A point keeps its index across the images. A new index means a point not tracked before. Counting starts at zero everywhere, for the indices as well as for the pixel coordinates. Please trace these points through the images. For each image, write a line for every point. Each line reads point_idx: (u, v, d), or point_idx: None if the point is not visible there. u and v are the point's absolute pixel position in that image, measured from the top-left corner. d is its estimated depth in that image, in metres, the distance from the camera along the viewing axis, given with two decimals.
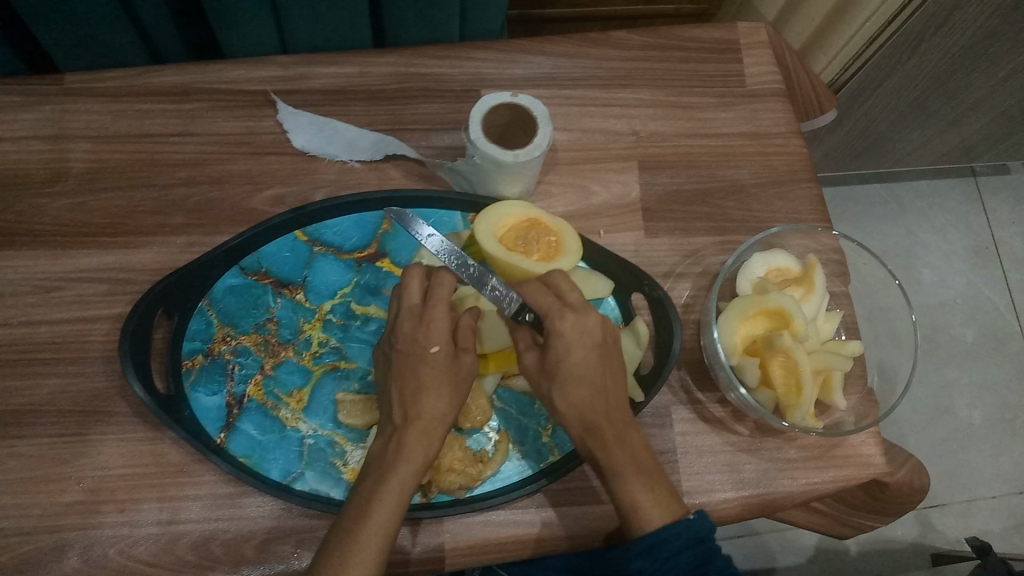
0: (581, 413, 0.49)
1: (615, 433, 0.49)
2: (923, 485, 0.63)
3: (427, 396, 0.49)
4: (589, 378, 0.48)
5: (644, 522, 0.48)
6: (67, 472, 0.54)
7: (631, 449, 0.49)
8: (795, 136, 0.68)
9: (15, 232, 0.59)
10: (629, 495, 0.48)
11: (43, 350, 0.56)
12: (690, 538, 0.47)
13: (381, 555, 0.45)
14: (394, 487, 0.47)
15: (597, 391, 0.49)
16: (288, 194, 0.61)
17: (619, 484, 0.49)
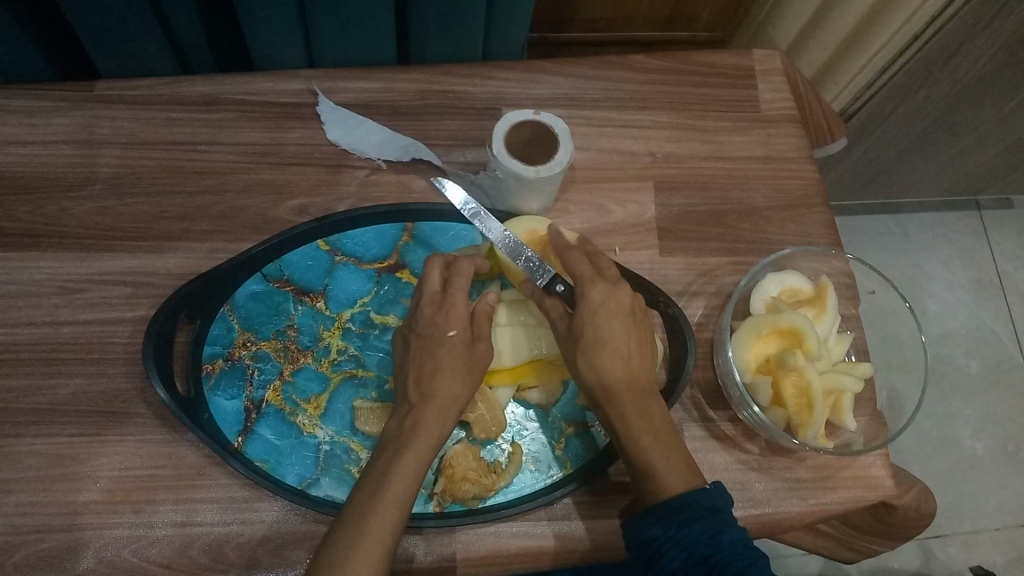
0: (604, 380, 0.52)
1: (634, 400, 0.52)
2: (929, 509, 0.63)
3: (442, 376, 0.52)
4: (613, 343, 0.52)
5: (660, 486, 0.50)
6: (85, 471, 0.54)
7: (648, 417, 0.52)
8: (808, 161, 0.69)
9: (42, 233, 0.60)
10: (646, 462, 0.51)
11: (66, 351, 0.57)
12: (703, 508, 0.48)
13: (398, 522, 0.47)
14: (405, 474, 0.49)
15: (621, 358, 0.52)
16: (312, 205, 0.63)
17: (639, 450, 0.51)
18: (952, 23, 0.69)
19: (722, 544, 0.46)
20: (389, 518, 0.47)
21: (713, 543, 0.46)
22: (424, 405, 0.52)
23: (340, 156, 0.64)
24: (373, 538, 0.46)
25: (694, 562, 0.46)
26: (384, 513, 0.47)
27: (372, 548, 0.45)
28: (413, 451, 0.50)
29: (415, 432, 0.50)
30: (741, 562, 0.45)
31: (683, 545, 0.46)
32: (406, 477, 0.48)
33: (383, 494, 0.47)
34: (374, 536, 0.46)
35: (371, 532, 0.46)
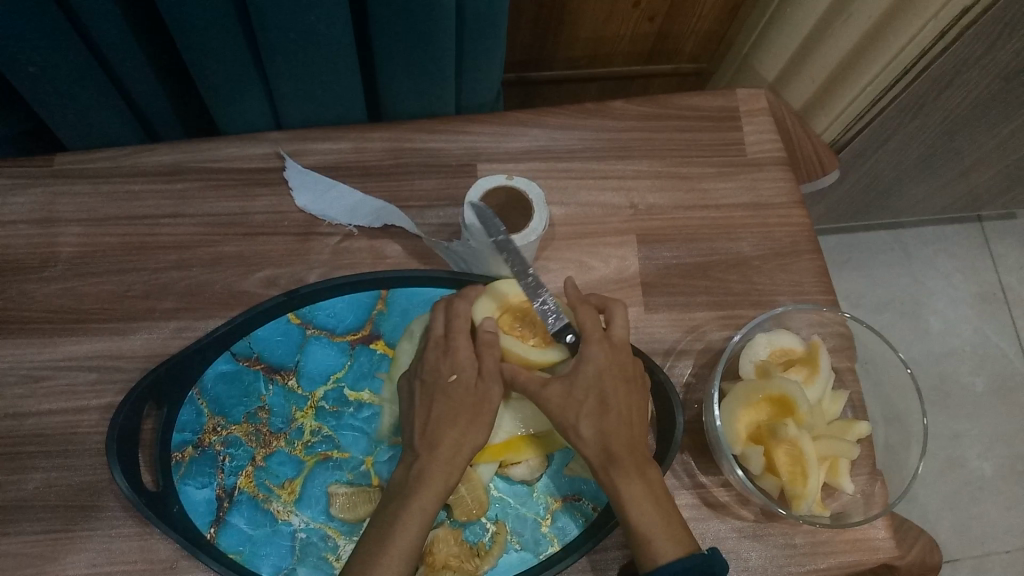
0: (607, 441, 0.51)
1: (635, 463, 0.51)
2: (935, 563, 0.60)
3: (446, 427, 0.51)
4: (617, 409, 0.51)
5: (656, 552, 0.49)
6: (54, 571, 0.52)
7: (649, 481, 0.51)
8: (797, 206, 0.67)
9: (4, 320, 0.58)
10: (644, 526, 0.50)
11: (31, 443, 0.55)
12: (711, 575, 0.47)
13: None
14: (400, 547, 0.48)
15: (624, 421, 0.52)
16: (282, 276, 0.60)
17: (639, 516, 0.50)
18: (944, 56, 0.66)
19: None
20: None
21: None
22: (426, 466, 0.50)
23: (310, 223, 0.62)
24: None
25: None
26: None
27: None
28: (404, 522, 0.48)
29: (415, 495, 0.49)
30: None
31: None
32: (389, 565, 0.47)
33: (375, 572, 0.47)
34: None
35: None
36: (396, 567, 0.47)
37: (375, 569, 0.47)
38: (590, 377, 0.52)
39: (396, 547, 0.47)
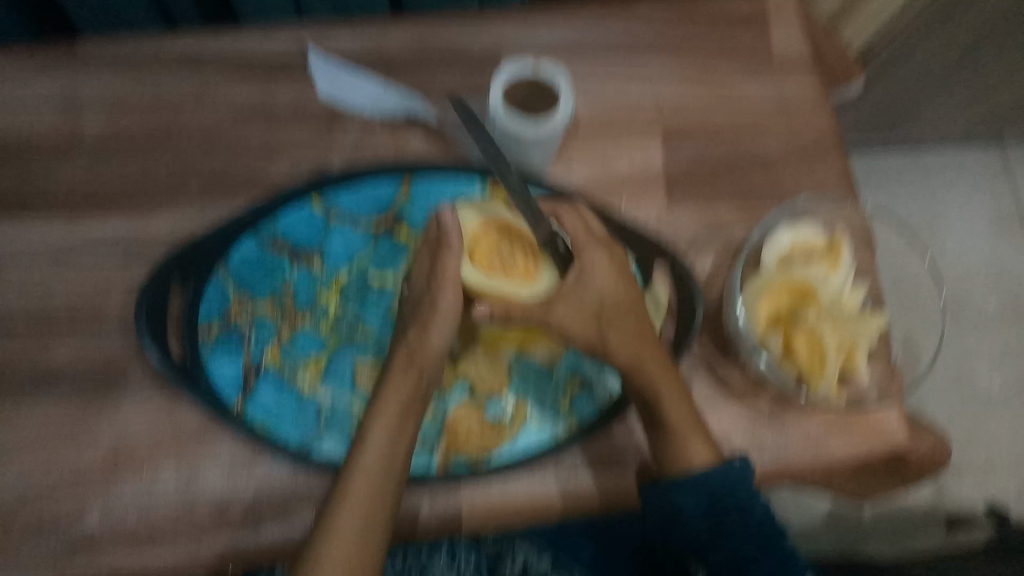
0: (631, 352, 0.52)
1: (664, 372, 0.52)
2: (943, 458, 0.62)
3: (429, 334, 0.51)
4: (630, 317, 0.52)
5: (688, 454, 0.51)
6: (85, 435, 0.54)
7: (677, 386, 0.53)
8: (823, 105, 0.67)
9: (30, 198, 0.58)
10: (676, 431, 0.52)
11: (60, 315, 0.56)
12: (738, 480, 0.51)
13: (374, 493, 0.48)
14: (365, 475, 0.48)
15: (641, 330, 0.52)
16: (306, 160, 0.61)
17: (673, 422, 0.52)
18: None
19: (748, 516, 0.51)
20: (357, 520, 0.48)
21: (740, 514, 0.51)
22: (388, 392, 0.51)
23: (332, 110, 0.62)
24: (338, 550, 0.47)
25: (723, 530, 0.51)
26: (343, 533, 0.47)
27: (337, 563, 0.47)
28: (380, 423, 0.50)
29: (372, 429, 0.50)
30: (763, 535, 0.51)
31: (714, 516, 0.51)
32: (366, 467, 0.49)
33: (345, 502, 0.48)
34: (340, 546, 0.47)
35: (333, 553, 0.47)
36: (377, 475, 0.49)
37: (355, 470, 0.49)
38: (596, 288, 0.51)
39: (370, 455, 0.49)
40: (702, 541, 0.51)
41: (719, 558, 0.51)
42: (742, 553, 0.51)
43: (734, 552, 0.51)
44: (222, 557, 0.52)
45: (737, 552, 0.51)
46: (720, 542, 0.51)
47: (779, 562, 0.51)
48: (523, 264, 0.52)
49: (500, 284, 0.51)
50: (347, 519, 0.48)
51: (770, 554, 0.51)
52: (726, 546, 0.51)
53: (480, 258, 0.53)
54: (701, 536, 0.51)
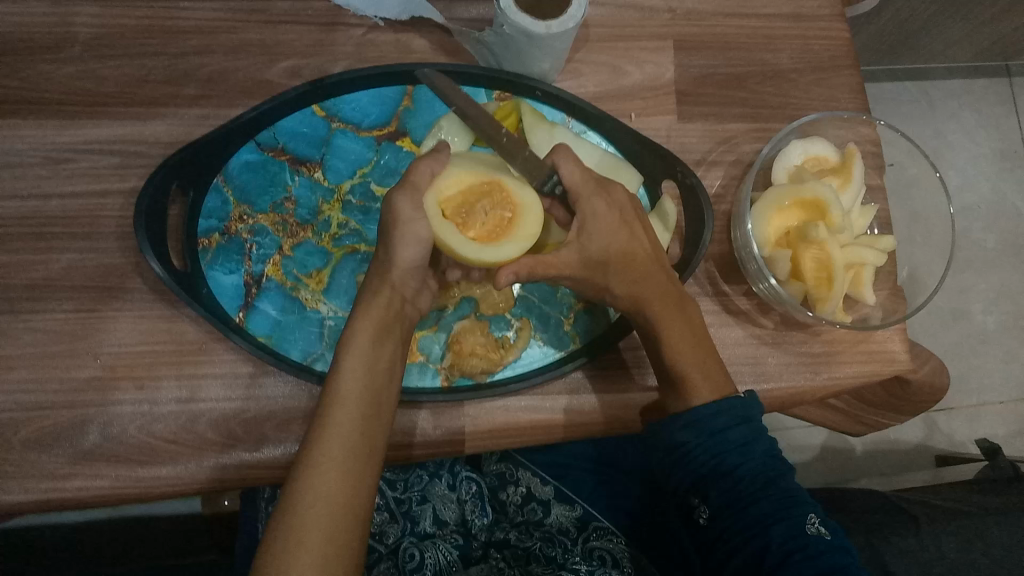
0: (636, 296, 0.50)
1: (669, 309, 0.50)
2: (944, 385, 0.61)
3: (403, 246, 0.45)
4: (634, 261, 0.49)
5: (690, 402, 0.49)
6: (85, 347, 0.53)
7: (683, 322, 0.50)
8: (839, 20, 0.65)
9: (20, 99, 0.56)
10: (681, 372, 0.49)
11: (55, 224, 0.55)
12: (738, 416, 0.48)
13: (359, 428, 0.42)
14: (346, 400, 0.43)
15: (644, 271, 0.50)
16: (306, 67, 0.58)
17: (676, 363, 0.50)
18: None
19: (755, 454, 0.47)
20: (338, 459, 0.41)
21: (746, 451, 0.47)
22: (362, 312, 0.46)
23: (333, 14, 0.59)
24: (318, 497, 0.39)
25: (725, 469, 0.46)
26: (322, 473, 0.40)
27: (317, 509, 0.39)
28: (358, 342, 0.44)
29: (353, 341, 0.44)
30: (769, 473, 0.47)
31: (714, 452, 0.47)
32: (347, 389, 0.43)
33: (325, 437, 0.41)
34: (319, 493, 0.39)
35: (317, 485, 0.40)
36: (356, 397, 0.43)
37: (333, 401, 0.43)
38: (598, 237, 0.48)
39: (349, 378, 0.43)
40: (702, 479, 0.47)
41: (721, 498, 0.46)
42: (745, 492, 0.46)
43: (738, 493, 0.46)
44: (225, 474, 0.51)
45: (740, 492, 0.46)
46: (720, 482, 0.46)
47: (782, 502, 0.46)
48: (489, 228, 0.48)
49: (454, 234, 0.47)
50: (329, 467, 0.40)
51: (772, 494, 0.46)
52: (729, 486, 0.46)
53: (450, 199, 0.48)
54: (702, 475, 0.47)
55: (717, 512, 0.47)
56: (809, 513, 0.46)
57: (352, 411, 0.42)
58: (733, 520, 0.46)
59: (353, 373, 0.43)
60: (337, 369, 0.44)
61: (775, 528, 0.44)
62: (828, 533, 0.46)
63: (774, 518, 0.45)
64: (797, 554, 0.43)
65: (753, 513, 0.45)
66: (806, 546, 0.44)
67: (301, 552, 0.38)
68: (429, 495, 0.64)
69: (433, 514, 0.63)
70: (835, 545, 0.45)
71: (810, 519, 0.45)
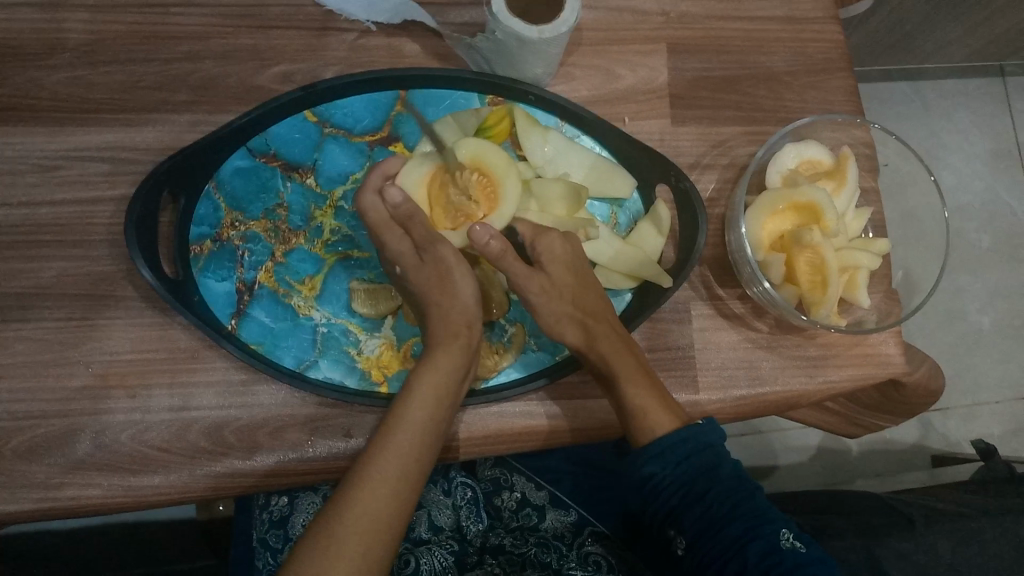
0: (589, 333, 0.51)
1: (619, 346, 0.50)
2: (937, 388, 0.61)
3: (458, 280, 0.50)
4: (587, 300, 0.51)
5: (650, 434, 0.49)
6: (77, 356, 0.52)
7: (634, 359, 0.50)
8: (833, 22, 0.65)
9: (10, 107, 0.56)
10: (636, 406, 0.49)
11: (45, 231, 0.54)
12: (701, 442, 0.48)
13: (415, 456, 0.45)
14: (409, 426, 0.45)
15: (597, 308, 0.52)
16: (297, 72, 0.58)
17: (627, 398, 0.49)
18: None
19: (721, 477, 0.47)
20: (387, 476, 0.43)
21: (712, 475, 0.47)
22: (442, 343, 0.48)
23: (325, 19, 0.59)
24: (362, 506, 0.42)
25: (694, 496, 0.47)
26: (370, 487, 0.43)
27: (359, 519, 0.42)
28: (429, 369, 0.47)
29: (425, 370, 0.47)
30: (738, 494, 0.47)
31: (682, 480, 0.47)
32: (417, 411, 0.45)
33: (380, 454, 0.44)
34: (365, 505, 0.42)
35: (365, 500, 0.42)
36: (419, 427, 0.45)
37: (397, 423, 0.45)
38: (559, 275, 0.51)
39: (414, 405, 0.46)
40: (674, 510, 0.47)
41: (693, 526, 0.47)
42: (716, 516, 0.46)
43: (710, 519, 0.46)
44: (218, 482, 0.51)
45: (712, 517, 0.46)
46: (690, 509, 0.47)
47: (753, 521, 0.46)
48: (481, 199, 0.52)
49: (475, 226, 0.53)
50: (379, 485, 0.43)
51: (742, 514, 0.46)
52: (701, 512, 0.46)
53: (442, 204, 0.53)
54: (672, 505, 0.47)
55: (692, 541, 0.47)
56: (781, 529, 0.46)
57: (413, 439, 0.45)
58: (708, 547, 0.46)
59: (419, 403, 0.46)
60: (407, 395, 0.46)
61: (751, 547, 0.45)
62: (802, 546, 0.46)
63: (747, 538, 0.45)
64: (776, 569, 0.44)
65: (728, 535, 0.46)
66: (782, 562, 0.44)
67: (337, 561, 0.40)
68: (425, 501, 0.64)
69: (428, 520, 0.63)
70: (811, 557, 0.45)
71: (783, 534, 0.46)
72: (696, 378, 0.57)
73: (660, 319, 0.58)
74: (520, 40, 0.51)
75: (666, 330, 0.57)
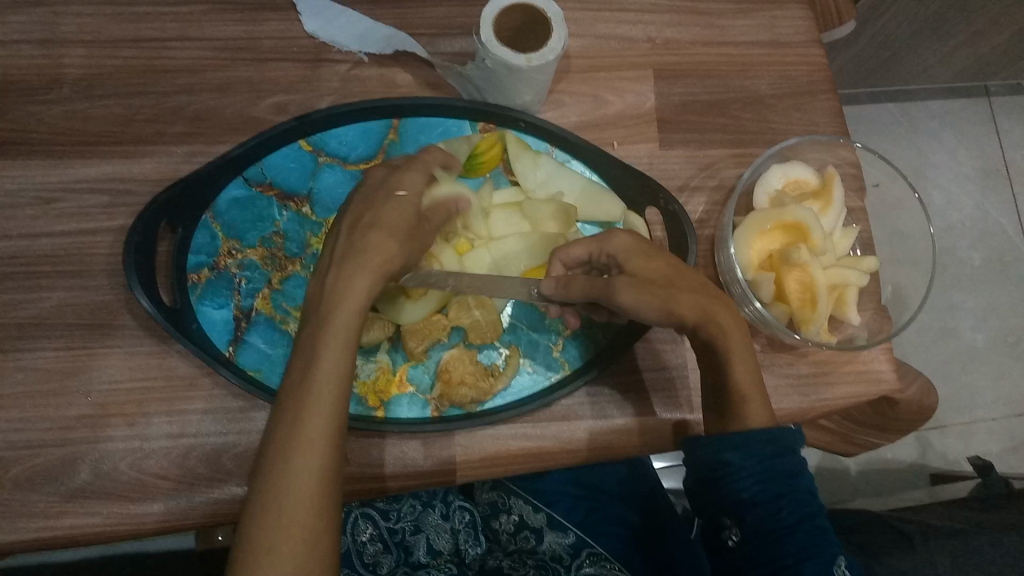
0: (703, 311, 0.47)
1: (731, 326, 0.48)
2: (932, 405, 0.61)
3: (386, 225, 0.46)
4: (681, 278, 0.48)
5: (747, 418, 0.48)
6: (76, 385, 0.53)
7: (742, 337, 0.48)
8: (815, 46, 0.66)
9: (9, 141, 0.57)
10: (740, 389, 0.48)
11: (44, 263, 0.55)
12: (786, 446, 0.47)
13: (339, 405, 0.41)
14: (328, 377, 0.41)
15: (695, 286, 0.48)
16: (292, 103, 0.59)
17: (737, 384, 0.48)
18: None
19: (798, 486, 0.47)
20: (321, 424, 0.40)
21: (788, 481, 0.47)
22: (347, 282, 0.44)
23: (318, 51, 0.60)
24: (303, 465, 0.39)
25: (766, 497, 0.46)
26: (308, 440, 0.39)
27: (308, 475, 0.39)
28: (343, 312, 0.43)
29: (333, 317, 0.43)
30: (806, 508, 0.46)
31: (759, 478, 0.46)
32: (333, 359, 0.42)
33: (307, 405, 0.40)
34: (306, 451, 0.39)
35: (300, 464, 0.39)
36: (334, 374, 0.41)
37: (314, 371, 0.41)
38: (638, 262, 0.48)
39: (332, 349, 0.42)
40: (740, 503, 0.47)
41: (754, 525, 0.46)
42: (779, 523, 0.46)
43: (772, 524, 0.46)
44: (216, 509, 0.51)
45: (775, 522, 0.46)
46: (759, 508, 0.46)
47: (814, 538, 0.45)
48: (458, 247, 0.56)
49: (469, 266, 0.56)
50: (307, 444, 0.39)
51: (805, 529, 0.46)
52: (766, 515, 0.46)
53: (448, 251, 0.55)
54: (741, 498, 0.47)
55: (747, 537, 0.47)
56: (838, 554, 0.45)
57: (333, 379, 0.41)
58: (761, 551, 0.46)
59: (336, 352, 0.42)
60: (318, 339, 0.42)
61: (805, 563, 0.44)
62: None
63: (805, 554, 0.45)
64: None
65: (783, 545, 0.45)
66: None
67: (288, 532, 0.38)
68: (423, 525, 0.64)
69: (427, 544, 0.63)
70: None
71: (838, 560, 0.45)
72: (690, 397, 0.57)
73: (654, 339, 0.58)
74: (507, 68, 0.52)
75: (660, 350, 0.58)
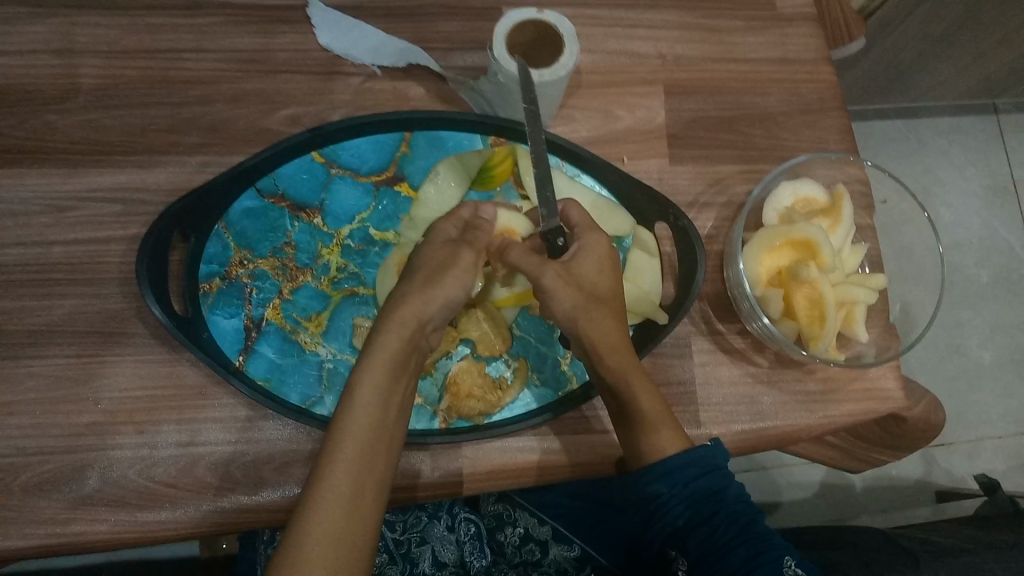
0: (611, 342, 0.48)
1: (628, 363, 0.48)
2: (938, 421, 0.61)
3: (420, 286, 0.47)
4: (610, 300, 0.49)
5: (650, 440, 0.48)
6: (87, 392, 0.53)
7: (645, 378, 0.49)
8: (825, 63, 0.67)
9: (25, 150, 0.57)
10: (642, 414, 0.48)
11: (58, 270, 0.56)
12: (707, 464, 0.48)
13: (366, 465, 0.41)
14: (356, 433, 0.41)
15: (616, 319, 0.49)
16: (305, 115, 0.60)
17: (644, 414, 0.48)
18: None
19: (727, 502, 0.47)
20: (345, 482, 0.40)
21: (719, 498, 0.47)
22: (379, 344, 0.44)
23: (332, 64, 0.61)
24: (328, 522, 0.38)
25: (701, 519, 0.47)
26: (333, 497, 0.39)
27: (327, 532, 0.38)
28: (372, 368, 0.43)
29: (363, 375, 0.43)
30: (742, 519, 0.47)
31: (690, 502, 0.47)
32: (361, 416, 0.42)
33: (332, 462, 0.40)
34: (333, 497, 0.39)
35: (322, 521, 0.38)
36: (362, 434, 0.41)
37: (341, 428, 0.42)
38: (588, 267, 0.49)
39: (359, 407, 0.42)
40: (679, 529, 0.47)
41: (696, 549, 0.47)
42: (720, 541, 0.46)
43: (714, 543, 0.46)
44: (224, 517, 0.52)
45: (714, 543, 0.46)
46: (696, 532, 0.47)
47: (757, 547, 0.46)
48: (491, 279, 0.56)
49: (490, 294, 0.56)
50: (330, 500, 0.39)
51: (747, 540, 0.46)
52: (705, 537, 0.46)
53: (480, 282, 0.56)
54: (677, 526, 0.47)
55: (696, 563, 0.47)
56: (784, 555, 0.46)
57: (361, 438, 0.41)
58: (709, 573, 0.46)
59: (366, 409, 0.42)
60: (348, 396, 0.43)
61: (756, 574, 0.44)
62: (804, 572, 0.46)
63: (752, 564, 0.45)
64: None
65: (729, 563, 0.45)
66: None
67: None
68: (428, 537, 0.64)
69: (432, 556, 0.64)
70: None
71: (785, 561, 0.45)
72: (698, 412, 0.57)
73: (662, 353, 0.59)
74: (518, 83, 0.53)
75: (667, 365, 0.58)
